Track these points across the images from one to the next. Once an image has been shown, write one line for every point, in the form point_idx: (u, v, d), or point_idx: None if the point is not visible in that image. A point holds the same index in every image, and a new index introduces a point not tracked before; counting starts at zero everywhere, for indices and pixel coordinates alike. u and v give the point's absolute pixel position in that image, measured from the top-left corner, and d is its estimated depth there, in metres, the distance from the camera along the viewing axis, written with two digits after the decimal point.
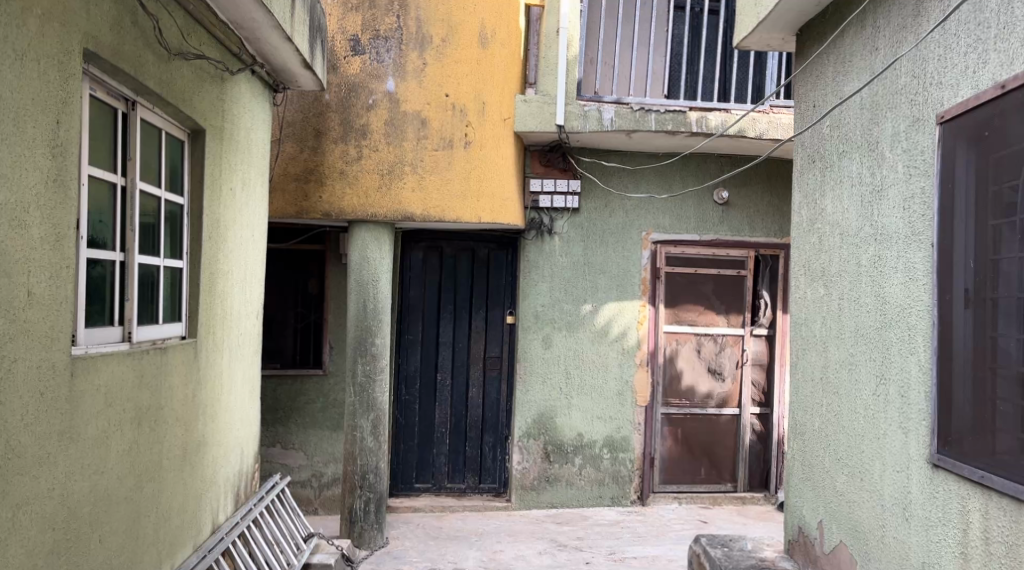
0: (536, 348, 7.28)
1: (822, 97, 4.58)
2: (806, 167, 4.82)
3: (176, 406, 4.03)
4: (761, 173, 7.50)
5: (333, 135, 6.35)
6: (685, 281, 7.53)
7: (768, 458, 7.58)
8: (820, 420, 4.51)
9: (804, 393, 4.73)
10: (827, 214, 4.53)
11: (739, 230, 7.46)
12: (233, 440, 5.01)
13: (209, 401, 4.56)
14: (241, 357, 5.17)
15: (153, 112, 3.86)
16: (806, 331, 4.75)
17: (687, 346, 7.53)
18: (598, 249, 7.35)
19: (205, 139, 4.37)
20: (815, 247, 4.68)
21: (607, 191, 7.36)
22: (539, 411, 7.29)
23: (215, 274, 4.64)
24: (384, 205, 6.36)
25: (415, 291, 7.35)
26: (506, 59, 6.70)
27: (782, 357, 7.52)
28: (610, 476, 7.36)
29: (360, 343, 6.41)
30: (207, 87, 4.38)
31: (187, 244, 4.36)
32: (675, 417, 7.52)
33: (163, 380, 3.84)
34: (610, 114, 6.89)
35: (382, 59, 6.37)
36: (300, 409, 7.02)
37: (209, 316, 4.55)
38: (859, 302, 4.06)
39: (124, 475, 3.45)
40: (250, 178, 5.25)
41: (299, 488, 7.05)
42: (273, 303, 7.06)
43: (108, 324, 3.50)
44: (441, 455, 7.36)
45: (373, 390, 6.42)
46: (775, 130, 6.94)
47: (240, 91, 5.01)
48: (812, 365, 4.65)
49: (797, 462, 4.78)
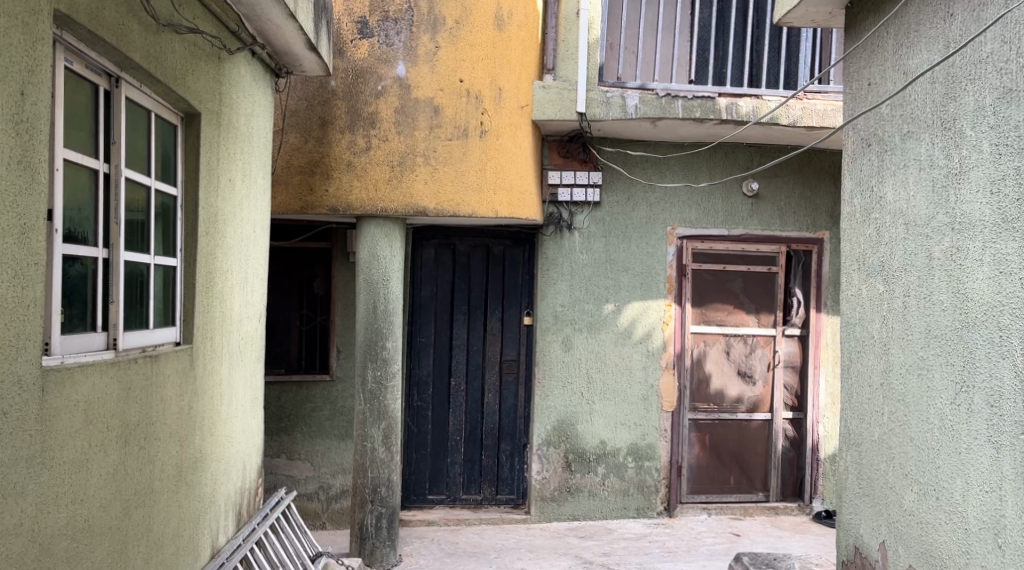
0: (555, 351, 6.85)
1: (881, 73, 4.17)
2: (859, 151, 4.39)
3: (170, 421, 3.61)
4: (792, 164, 7.07)
5: (340, 124, 5.92)
6: (713, 279, 7.10)
7: (801, 465, 7.16)
8: (880, 430, 4.09)
9: (860, 399, 4.30)
10: (887, 202, 4.11)
11: (770, 224, 7.03)
12: (234, 454, 4.59)
13: (208, 413, 4.14)
14: (242, 364, 4.74)
15: (140, 91, 3.43)
16: (860, 331, 4.32)
17: (715, 348, 7.10)
18: (621, 245, 6.92)
19: (199, 123, 3.95)
20: (871, 239, 4.26)
21: (630, 183, 6.93)
22: (560, 417, 6.86)
23: (213, 274, 4.22)
24: (395, 198, 5.93)
25: (426, 292, 6.91)
26: (523, 43, 6.28)
27: (816, 359, 7.07)
28: (635, 486, 6.94)
29: (370, 348, 5.98)
30: (202, 65, 3.95)
31: (182, 240, 3.93)
32: (702, 423, 7.08)
33: (153, 391, 3.41)
34: (635, 101, 6.45)
35: (392, 42, 5.95)
36: (306, 417, 6.60)
37: (206, 319, 4.12)
38: (931, 299, 3.66)
39: (108, 503, 3.03)
40: (250, 170, 4.82)
41: (305, 501, 6.63)
42: (276, 304, 6.63)
43: (90, 331, 3.08)
44: (455, 465, 6.94)
45: (384, 397, 6.00)
46: (810, 117, 6.54)
47: (240, 72, 4.59)
48: (869, 370, 4.22)
49: (852, 476, 4.35)
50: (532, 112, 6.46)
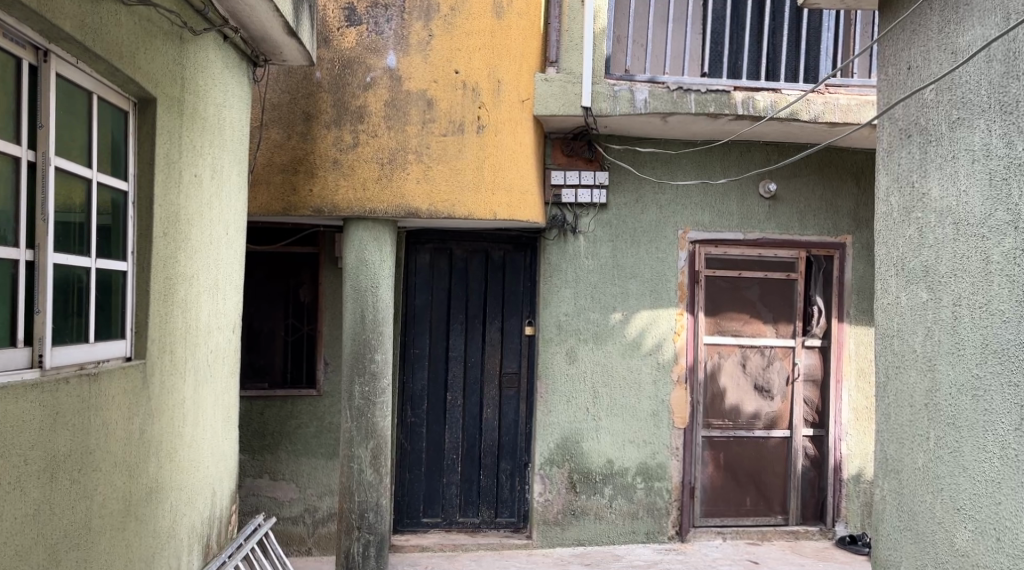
0: (559, 363, 6.38)
1: (924, 54, 3.76)
2: (897, 143, 3.93)
3: (118, 451, 3.18)
4: (812, 163, 6.60)
5: (325, 119, 5.48)
6: (728, 286, 6.62)
7: (823, 486, 6.67)
8: (925, 457, 3.64)
9: (898, 422, 3.84)
10: (932, 198, 3.67)
11: (789, 227, 6.56)
12: (201, 480, 4.15)
13: (169, 435, 3.71)
14: (212, 380, 4.30)
15: (75, 67, 2.98)
16: (899, 345, 3.85)
17: (730, 360, 6.63)
18: (629, 249, 6.45)
19: (154, 109, 3.49)
20: (911, 241, 3.80)
21: (639, 183, 6.46)
22: (564, 435, 6.39)
23: (174, 280, 3.77)
24: (384, 199, 5.48)
25: (421, 300, 6.44)
26: (524, 33, 5.84)
27: (839, 372, 6.60)
28: (644, 509, 6.46)
29: (357, 362, 5.53)
30: (161, 45, 3.52)
31: (134, 243, 3.47)
32: (717, 441, 6.60)
33: (95, 416, 2.98)
34: (644, 95, 5.98)
35: (381, 30, 5.50)
36: (290, 435, 6.13)
37: (164, 331, 3.67)
38: (989, 309, 3.29)
39: (30, 548, 2.62)
40: (222, 164, 4.38)
41: (289, 525, 6.16)
42: (259, 313, 6.17)
43: (7, 347, 2.66)
44: (451, 486, 6.46)
45: (373, 414, 5.54)
46: (832, 112, 6.09)
47: (209, 57, 4.16)
48: (909, 389, 3.77)
49: (890, 507, 3.89)
50: (533, 107, 5.99)
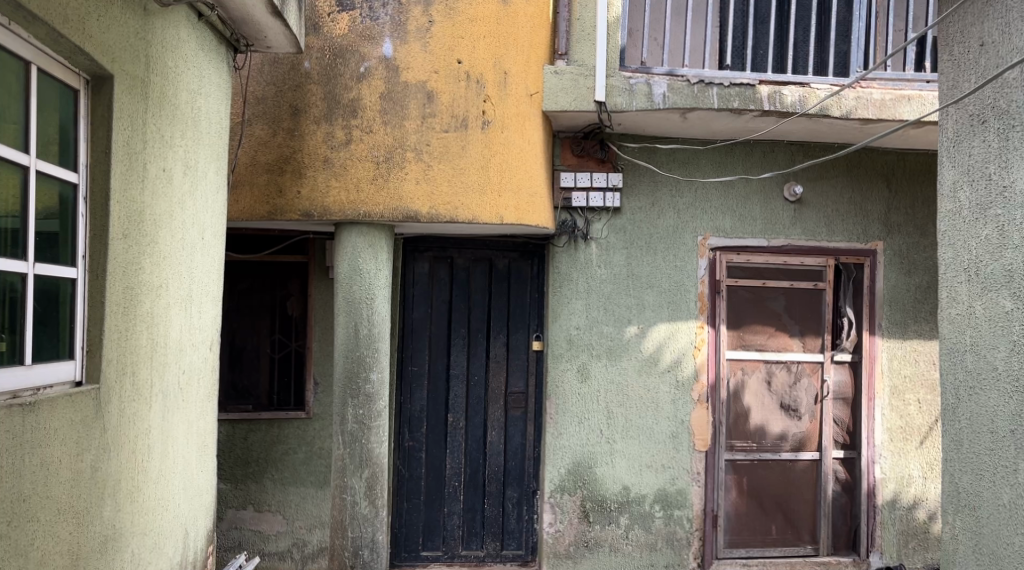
0: (570, 381, 5.86)
1: (1005, 29, 3.29)
2: (967, 131, 3.44)
3: (64, 497, 2.70)
4: (840, 163, 6.10)
5: (315, 114, 4.97)
6: (752, 296, 6.09)
7: (855, 513, 6.14)
8: (1014, 492, 3.17)
9: (973, 452, 3.35)
10: (1017, 192, 3.21)
11: (816, 233, 6.06)
12: (173, 519, 3.62)
13: (134, 466, 3.21)
14: (185, 405, 3.76)
15: (7, 30, 2.62)
16: (976, 362, 3.35)
17: (755, 377, 6.10)
18: (644, 257, 5.93)
19: (111, 87, 3.02)
20: (991, 242, 3.31)
21: (655, 185, 5.95)
22: (576, 459, 5.85)
23: (139, 290, 3.25)
24: (380, 201, 4.96)
25: (420, 313, 5.92)
26: (531, 21, 5.25)
27: (871, 389, 6.08)
28: (663, 539, 5.92)
29: (350, 381, 5.00)
30: (121, 15, 3.07)
31: (87, 244, 2.99)
32: (741, 464, 6.06)
33: (31, 454, 2.54)
34: (662, 89, 5.46)
35: (376, 16, 5.00)
36: (277, 462, 5.58)
37: (125, 350, 3.14)
38: None
39: None
40: (197, 159, 3.85)
41: (276, 561, 5.60)
42: (242, 328, 5.63)
43: None
44: (453, 516, 5.92)
45: (368, 440, 5.01)
46: (865, 107, 5.59)
47: (183, 35, 3.65)
48: (989, 413, 3.28)
49: (964, 549, 3.39)
50: (542, 103, 5.44)
